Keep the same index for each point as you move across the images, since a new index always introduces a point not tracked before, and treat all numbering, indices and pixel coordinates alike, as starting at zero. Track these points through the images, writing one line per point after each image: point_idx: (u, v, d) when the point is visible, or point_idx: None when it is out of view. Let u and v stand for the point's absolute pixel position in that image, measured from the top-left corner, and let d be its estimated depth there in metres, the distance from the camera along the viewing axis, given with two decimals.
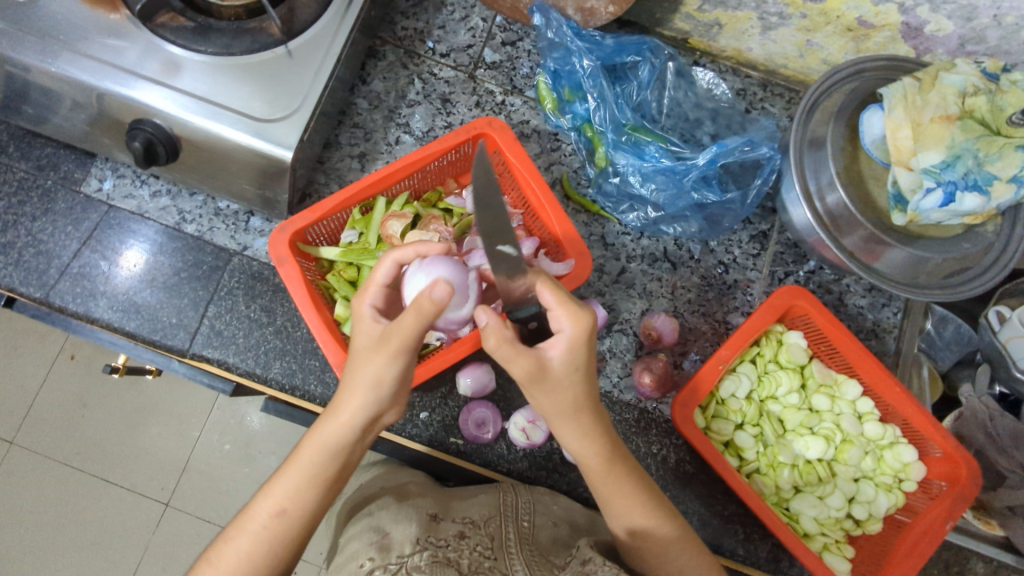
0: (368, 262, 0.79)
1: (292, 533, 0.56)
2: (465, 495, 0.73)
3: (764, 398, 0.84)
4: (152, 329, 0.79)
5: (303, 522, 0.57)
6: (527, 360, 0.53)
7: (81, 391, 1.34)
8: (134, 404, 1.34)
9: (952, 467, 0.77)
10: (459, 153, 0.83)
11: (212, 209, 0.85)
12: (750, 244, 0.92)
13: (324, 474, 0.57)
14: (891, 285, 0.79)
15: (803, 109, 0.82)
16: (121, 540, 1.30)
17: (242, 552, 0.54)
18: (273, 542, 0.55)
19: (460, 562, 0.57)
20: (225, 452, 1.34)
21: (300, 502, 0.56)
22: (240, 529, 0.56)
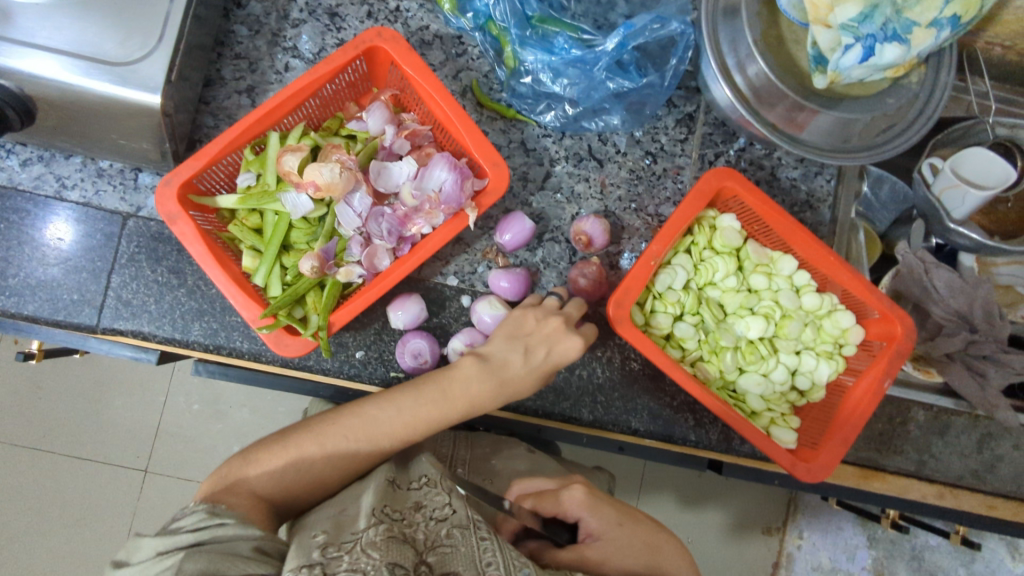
0: (269, 206, 0.72)
1: (343, 463, 0.64)
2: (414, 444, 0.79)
3: (702, 285, 0.83)
4: (53, 309, 0.74)
5: (350, 468, 0.65)
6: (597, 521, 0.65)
7: (30, 376, 1.30)
8: (93, 377, 1.30)
9: (888, 326, 0.78)
10: (353, 72, 0.76)
11: (94, 171, 0.77)
12: (677, 129, 0.88)
13: (394, 439, 0.66)
14: (821, 154, 0.77)
15: None
16: (108, 511, 1.28)
17: (280, 468, 0.62)
18: (299, 463, 0.63)
19: (416, 539, 0.55)
20: (196, 411, 1.31)
21: (368, 447, 0.65)
22: (281, 448, 0.63)
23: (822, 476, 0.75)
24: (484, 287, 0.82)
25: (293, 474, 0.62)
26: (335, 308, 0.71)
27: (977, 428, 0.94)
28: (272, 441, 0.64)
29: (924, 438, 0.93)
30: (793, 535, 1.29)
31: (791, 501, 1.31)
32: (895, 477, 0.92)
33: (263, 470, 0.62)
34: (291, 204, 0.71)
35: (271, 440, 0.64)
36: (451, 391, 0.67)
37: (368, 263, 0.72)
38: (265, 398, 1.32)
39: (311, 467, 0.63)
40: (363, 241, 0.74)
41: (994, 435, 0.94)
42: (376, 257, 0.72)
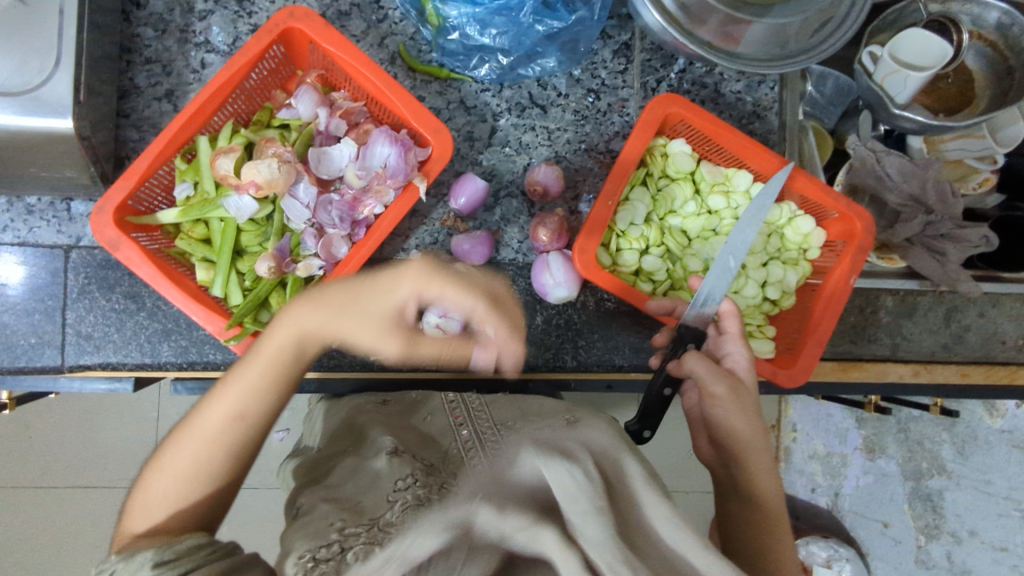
0: (214, 213, 0.70)
1: (222, 453, 0.55)
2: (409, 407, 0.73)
3: (663, 215, 0.83)
4: (13, 356, 0.72)
5: (226, 451, 0.55)
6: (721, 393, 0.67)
7: (14, 419, 1.22)
8: (80, 408, 1.23)
9: (848, 224, 0.80)
10: (270, 59, 0.72)
11: (23, 208, 0.74)
12: (615, 61, 0.85)
13: (262, 385, 0.57)
14: (751, 66, 0.76)
15: None
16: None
17: (179, 459, 0.54)
18: (188, 472, 0.54)
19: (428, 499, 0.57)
20: (191, 421, 1.24)
21: (239, 400, 0.56)
22: (156, 470, 0.54)
23: (801, 380, 0.78)
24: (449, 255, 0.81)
25: (186, 461, 0.54)
26: None
27: (943, 304, 0.98)
28: (151, 466, 0.55)
29: (893, 323, 0.97)
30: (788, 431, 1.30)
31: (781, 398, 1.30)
32: (873, 364, 0.96)
33: (172, 480, 0.53)
34: (234, 207, 0.68)
35: (172, 439, 0.56)
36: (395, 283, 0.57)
37: (326, 253, 0.70)
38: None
39: (212, 438, 0.55)
40: (316, 232, 0.72)
41: (959, 308, 0.98)
42: (336, 245, 0.71)
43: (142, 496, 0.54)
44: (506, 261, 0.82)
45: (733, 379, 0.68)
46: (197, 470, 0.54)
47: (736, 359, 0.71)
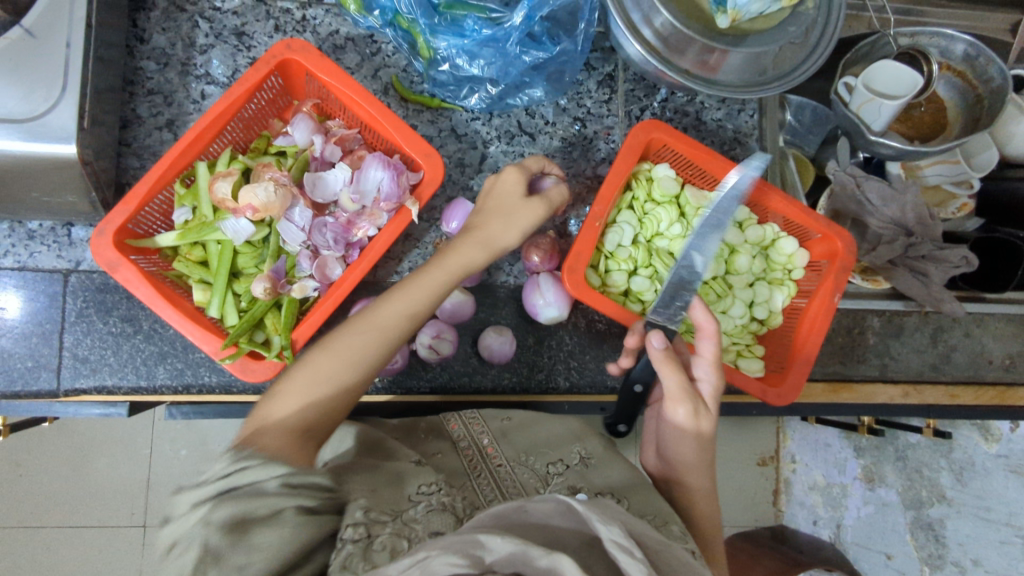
0: (211, 236, 0.71)
1: (338, 394, 0.60)
2: (422, 436, 0.73)
3: (650, 238, 0.85)
4: (9, 380, 0.73)
5: (327, 413, 0.60)
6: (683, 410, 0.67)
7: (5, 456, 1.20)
8: (71, 446, 1.21)
9: (829, 244, 0.82)
10: (268, 90, 0.75)
11: (24, 233, 0.75)
12: (600, 91, 0.89)
13: (372, 342, 0.62)
14: (729, 91, 0.78)
15: None
16: (115, 572, 1.20)
17: (286, 401, 0.58)
18: (335, 372, 0.60)
19: (454, 506, 0.60)
20: (184, 457, 1.22)
21: (364, 350, 0.62)
22: (279, 384, 0.60)
23: (790, 399, 0.78)
24: None
25: (302, 402, 0.58)
26: (296, 326, 0.71)
27: (929, 324, 1.00)
28: (306, 359, 0.61)
29: (881, 344, 0.99)
30: (786, 461, 1.30)
31: (777, 428, 1.32)
32: (862, 385, 0.97)
33: (283, 412, 0.57)
34: (232, 230, 0.70)
35: (286, 377, 0.60)
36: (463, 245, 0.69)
37: (321, 275, 0.73)
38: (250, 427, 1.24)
39: (352, 358, 0.61)
40: (311, 254, 0.73)
41: (945, 328, 1.00)
42: (330, 268, 0.73)
43: (264, 420, 0.56)
44: (499, 283, 0.84)
45: (699, 402, 0.67)
46: (313, 384, 0.59)
47: (704, 387, 0.70)
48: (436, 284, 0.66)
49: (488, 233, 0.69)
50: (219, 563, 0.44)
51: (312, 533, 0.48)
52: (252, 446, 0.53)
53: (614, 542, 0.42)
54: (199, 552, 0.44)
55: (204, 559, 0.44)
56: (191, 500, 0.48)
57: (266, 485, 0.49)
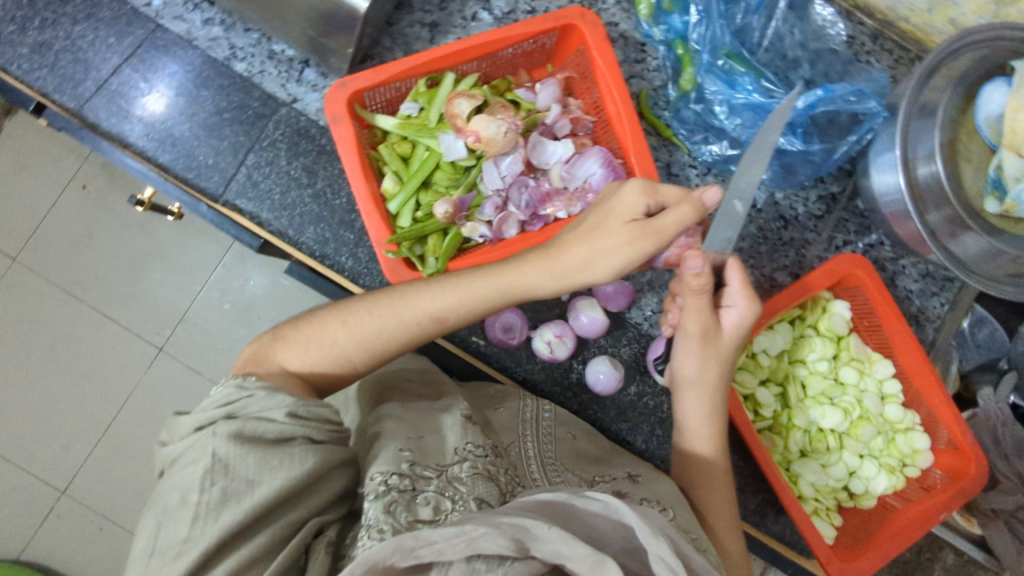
0: (424, 140, 0.73)
1: (392, 343, 0.60)
2: (492, 399, 0.72)
3: (792, 360, 0.82)
4: (185, 166, 0.75)
5: (364, 355, 0.59)
6: (697, 323, 0.62)
7: (86, 223, 1.22)
8: (141, 247, 1.22)
9: (962, 461, 0.76)
10: (537, 43, 0.75)
11: (266, 51, 0.78)
12: (816, 205, 0.85)
13: (432, 313, 0.60)
14: (962, 271, 0.70)
15: (924, 68, 0.69)
16: (113, 375, 1.20)
17: (330, 336, 0.58)
18: (365, 339, 0.59)
19: (499, 478, 0.55)
20: (225, 312, 1.23)
21: (432, 315, 0.60)
22: (308, 325, 0.59)
23: None
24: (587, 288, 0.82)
25: (344, 346, 0.58)
26: (453, 258, 0.72)
27: None
28: (336, 312, 0.60)
29: None
30: None
31: None
32: None
33: (318, 353, 0.58)
34: (447, 145, 0.71)
35: (333, 310, 0.60)
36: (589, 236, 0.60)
37: (497, 228, 0.72)
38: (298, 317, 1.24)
39: (409, 323, 0.60)
40: (498, 204, 0.73)
41: None
42: (506, 227, 0.72)
43: (266, 359, 0.57)
44: (632, 321, 0.82)
45: (708, 334, 0.63)
46: (367, 334, 0.59)
47: (727, 316, 0.63)
48: (482, 305, 0.62)
49: (568, 261, 0.60)
50: (232, 472, 0.45)
51: (320, 463, 0.49)
52: (252, 379, 0.53)
53: (661, 560, 0.37)
54: (211, 462, 0.45)
55: (214, 469, 0.45)
56: (183, 423, 0.51)
57: (273, 417, 0.49)
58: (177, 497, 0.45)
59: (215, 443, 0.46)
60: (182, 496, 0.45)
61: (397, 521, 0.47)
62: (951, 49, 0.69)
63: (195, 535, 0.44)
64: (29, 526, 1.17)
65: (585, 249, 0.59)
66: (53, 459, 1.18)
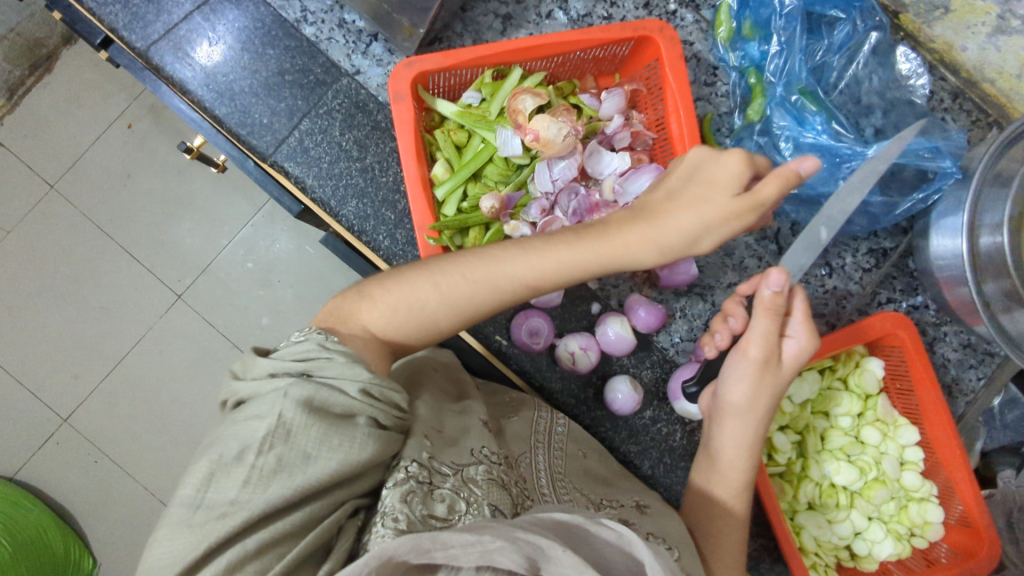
0: (481, 131, 0.72)
1: (485, 306, 0.57)
2: (508, 405, 0.72)
3: (815, 410, 0.81)
4: (240, 121, 0.74)
5: (454, 317, 0.57)
6: (761, 346, 0.59)
7: (128, 161, 1.22)
8: (177, 193, 1.23)
9: (973, 540, 0.74)
10: (609, 51, 0.74)
11: (337, 19, 0.78)
12: (865, 258, 0.82)
13: (528, 282, 0.56)
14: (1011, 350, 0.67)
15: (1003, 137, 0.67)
16: (129, 315, 1.21)
17: (420, 298, 0.55)
18: (456, 301, 0.56)
19: (509, 487, 0.55)
20: (247, 270, 1.24)
21: (528, 283, 0.56)
22: (395, 284, 0.56)
23: None
24: (617, 305, 0.80)
25: (434, 309, 0.56)
26: None
27: None
28: (424, 271, 0.56)
29: None
30: None
31: None
32: None
33: (407, 313, 0.55)
34: (503, 140, 0.71)
35: (418, 269, 0.57)
36: (694, 205, 0.55)
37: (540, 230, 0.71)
38: (318, 286, 1.24)
39: (500, 289, 0.56)
40: (544, 207, 0.72)
41: None
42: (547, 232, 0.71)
43: (349, 316, 0.55)
44: (658, 345, 0.80)
45: (771, 361, 0.60)
46: (457, 298, 0.56)
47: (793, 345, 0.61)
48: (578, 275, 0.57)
49: (670, 229, 0.55)
50: (293, 440, 0.43)
51: (378, 450, 0.47)
52: (334, 339, 0.51)
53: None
54: (273, 424, 0.43)
55: (276, 433, 0.43)
56: (259, 367, 0.50)
57: (345, 390, 0.46)
58: (234, 448, 0.43)
59: (283, 404, 0.44)
60: (240, 450, 0.43)
61: (412, 513, 0.46)
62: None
63: (243, 499, 0.42)
64: (27, 450, 1.19)
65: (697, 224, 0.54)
66: (60, 388, 1.20)
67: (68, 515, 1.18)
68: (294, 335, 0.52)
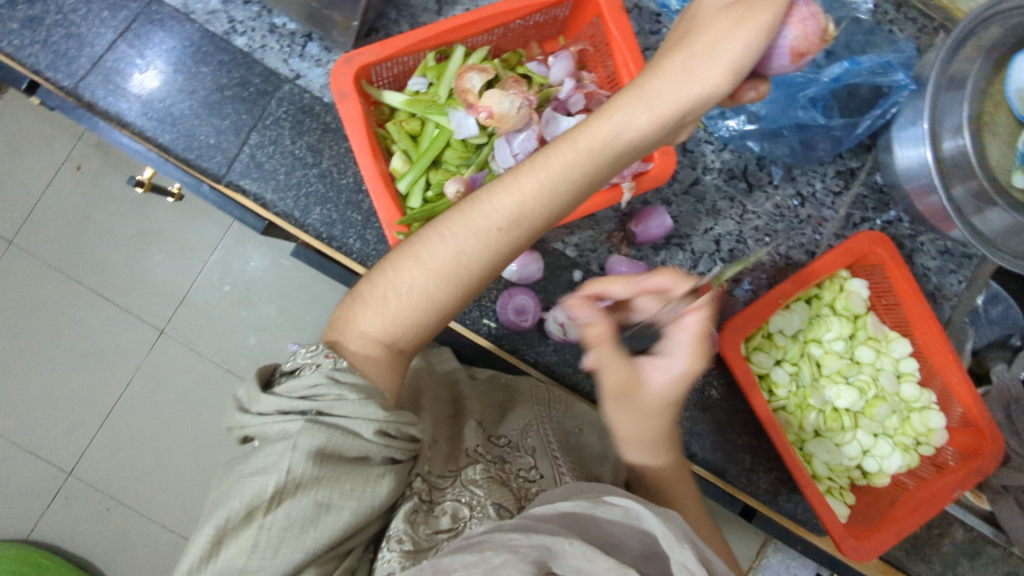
0: (433, 117, 0.71)
1: (481, 260, 0.55)
2: (503, 390, 0.72)
3: (808, 339, 0.81)
4: (186, 146, 0.72)
5: (452, 284, 0.55)
6: (623, 377, 0.52)
7: (83, 204, 1.19)
8: (139, 227, 1.20)
9: (977, 440, 0.75)
10: (549, 14, 0.72)
11: (267, 24, 0.75)
12: (834, 180, 0.83)
13: (520, 214, 0.54)
14: (991, 250, 0.67)
15: (954, 39, 0.66)
16: (114, 358, 1.19)
17: (411, 277, 0.54)
18: (447, 267, 0.54)
19: (511, 483, 0.57)
20: (226, 293, 1.22)
21: (522, 214, 0.54)
22: (382, 273, 0.56)
23: (867, 558, 0.72)
24: (599, 269, 0.80)
25: (424, 284, 0.54)
26: None
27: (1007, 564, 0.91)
28: (407, 250, 0.55)
29: (952, 557, 0.91)
30: None
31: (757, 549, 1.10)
32: None
33: (405, 298, 0.55)
34: (457, 122, 0.70)
35: (404, 246, 0.56)
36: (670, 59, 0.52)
37: None
38: (300, 298, 1.23)
39: (489, 232, 0.54)
40: None
41: None
42: None
43: (347, 327, 0.56)
44: None
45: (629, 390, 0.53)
46: (446, 259, 0.54)
47: (665, 367, 0.53)
48: (580, 170, 0.54)
49: (660, 90, 0.52)
50: (302, 492, 0.45)
51: (395, 486, 0.49)
52: (345, 365, 0.52)
53: (682, 568, 0.39)
54: (283, 478, 0.45)
55: (286, 486, 0.45)
56: (264, 403, 0.50)
57: (358, 432, 0.48)
58: (243, 505, 0.44)
59: (294, 456, 0.45)
60: (247, 509, 0.44)
61: (418, 534, 0.49)
62: (983, 16, 0.66)
63: (251, 567, 0.44)
64: (35, 508, 1.17)
65: (683, 56, 0.52)
66: (56, 442, 1.17)
67: (89, 566, 1.17)
68: (304, 363, 0.52)
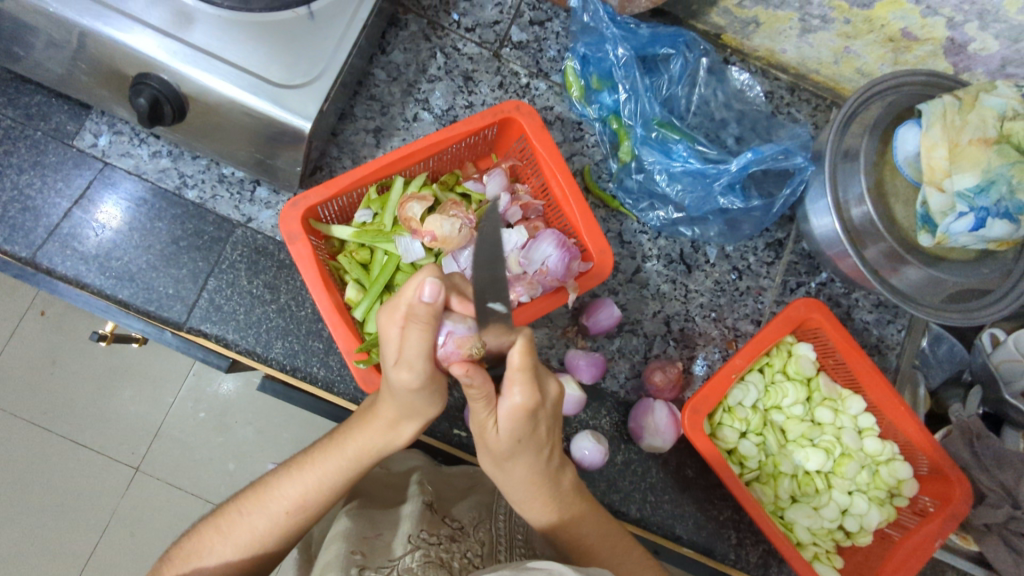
0: (381, 245, 0.75)
1: (300, 523, 0.58)
2: (464, 484, 0.73)
3: (768, 407, 0.84)
4: (146, 299, 0.74)
5: (277, 545, 0.57)
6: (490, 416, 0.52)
7: (47, 348, 1.18)
8: (108, 365, 1.19)
9: (945, 486, 0.77)
10: (480, 136, 0.78)
11: (216, 175, 0.80)
12: (765, 252, 0.89)
13: (342, 479, 0.58)
14: (909, 306, 0.75)
15: (841, 117, 0.76)
16: (87, 504, 1.15)
17: (241, 532, 0.56)
18: (258, 536, 0.56)
19: (452, 565, 0.57)
20: (200, 420, 1.20)
21: (335, 480, 0.58)
22: (221, 527, 0.56)
23: None
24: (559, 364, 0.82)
25: (257, 535, 0.56)
26: None
27: None
28: (239, 506, 0.58)
29: None
30: None
31: None
32: None
33: (230, 548, 0.55)
34: (404, 247, 0.74)
35: (239, 498, 0.59)
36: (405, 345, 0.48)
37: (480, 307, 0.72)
38: (276, 417, 1.22)
39: (301, 502, 0.57)
40: None
41: None
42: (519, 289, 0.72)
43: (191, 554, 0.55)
44: (607, 391, 0.83)
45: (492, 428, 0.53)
46: (262, 519, 0.56)
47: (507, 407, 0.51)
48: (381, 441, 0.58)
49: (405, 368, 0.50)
50: None
51: None
52: None
53: None
54: None
55: None
56: None
57: None
58: None
59: None
60: None
61: None
62: (863, 96, 0.76)
63: None
64: None
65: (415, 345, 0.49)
66: None
67: None
68: None
